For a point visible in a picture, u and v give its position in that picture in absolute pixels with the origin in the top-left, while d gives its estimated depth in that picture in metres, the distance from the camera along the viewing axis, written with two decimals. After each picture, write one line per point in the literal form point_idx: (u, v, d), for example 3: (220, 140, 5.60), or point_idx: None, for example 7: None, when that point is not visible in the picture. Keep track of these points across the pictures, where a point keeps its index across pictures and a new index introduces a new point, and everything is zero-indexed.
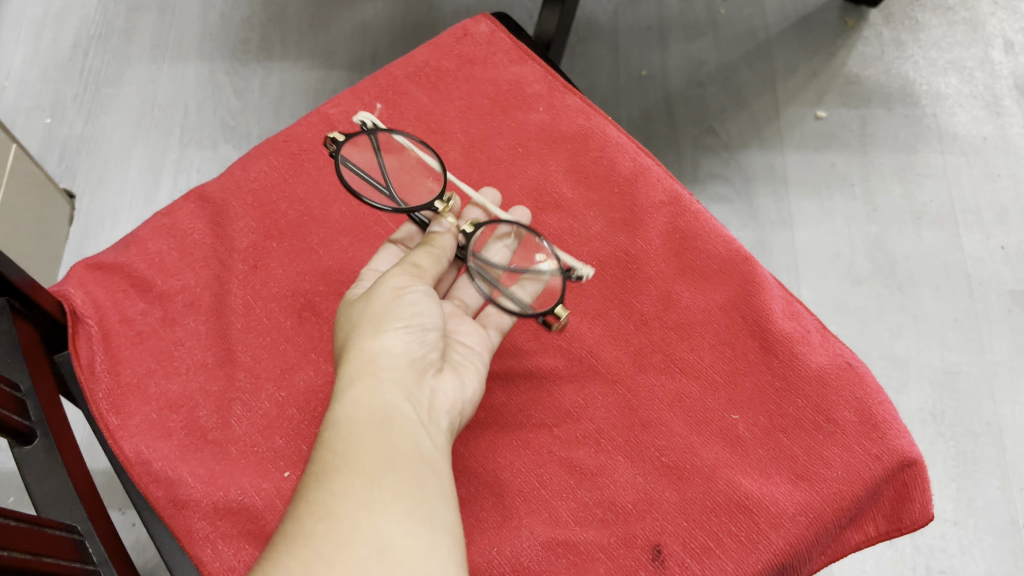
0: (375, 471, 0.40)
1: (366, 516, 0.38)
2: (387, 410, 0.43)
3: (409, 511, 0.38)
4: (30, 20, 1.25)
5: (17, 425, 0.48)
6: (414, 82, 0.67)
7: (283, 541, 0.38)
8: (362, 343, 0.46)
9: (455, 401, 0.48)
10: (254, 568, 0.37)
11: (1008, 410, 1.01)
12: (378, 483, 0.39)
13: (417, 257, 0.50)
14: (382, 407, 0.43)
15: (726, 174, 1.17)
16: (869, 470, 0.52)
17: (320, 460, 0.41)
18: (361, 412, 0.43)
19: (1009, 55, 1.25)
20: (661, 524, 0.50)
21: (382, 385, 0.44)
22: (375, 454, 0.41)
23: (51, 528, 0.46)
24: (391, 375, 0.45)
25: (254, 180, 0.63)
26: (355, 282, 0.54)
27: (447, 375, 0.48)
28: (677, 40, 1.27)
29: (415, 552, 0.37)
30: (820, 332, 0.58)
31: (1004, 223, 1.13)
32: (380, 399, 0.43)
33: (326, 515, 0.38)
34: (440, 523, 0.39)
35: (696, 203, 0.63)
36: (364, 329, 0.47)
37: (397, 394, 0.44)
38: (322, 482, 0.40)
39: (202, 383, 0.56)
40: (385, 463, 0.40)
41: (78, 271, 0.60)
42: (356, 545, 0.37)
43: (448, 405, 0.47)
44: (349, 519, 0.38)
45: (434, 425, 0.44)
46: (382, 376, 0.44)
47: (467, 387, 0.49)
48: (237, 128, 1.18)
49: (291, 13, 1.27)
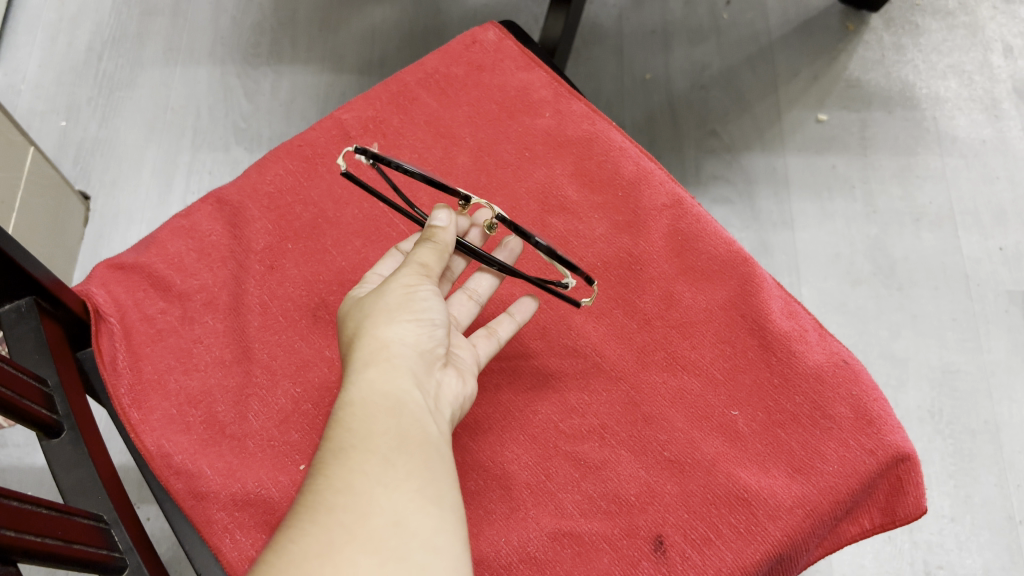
0: (390, 452, 0.42)
1: (383, 493, 0.40)
2: (399, 395, 0.45)
3: (422, 492, 0.41)
4: (45, 24, 1.27)
5: (45, 418, 0.50)
6: (424, 88, 0.69)
7: (303, 511, 0.39)
8: (374, 331, 0.48)
9: (457, 395, 0.50)
10: (274, 535, 0.38)
11: (1005, 409, 1.03)
12: (394, 463, 0.41)
13: (420, 253, 0.52)
14: (394, 393, 0.45)
15: (728, 175, 1.19)
16: (864, 464, 0.54)
17: (335, 437, 0.43)
18: (375, 394, 0.45)
19: (1008, 59, 1.27)
20: (663, 516, 0.52)
21: (395, 372, 0.46)
22: (389, 436, 0.43)
23: (79, 516, 0.48)
24: (402, 364, 0.47)
25: (270, 183, 0.65)
26: (359, 284, 0.56)
27: (450, 370, 0.51)
28: (680, 45, 1.29)
29: (429, 529, 0.39)
30: (818, 331, 0.60)
31: (1002, 225, 1.15)
32: (392, 384, 0.45)
33: (345, 489, 0.40)
34: (449, 503, 0.41)
35: (697, 206, 0.65)
36: (375, 317, 0.49)
37: (408, 382, 0.46)
38: (340, 458, 0.41)
39: (220, 379, 0.58)
40: (398, 445, 0.42)
41: (100, 271, 0.62)
42: (375, 517, 0.39)
43: (452, 398, 0.49)
44: (367, 494, 0.39)
45: (439, 415, 0.47)
46: (394, 364, 0.46)
47: (468, 385, 0.52)
48: (248, 131, 1.20)
49: (301, 18, 1.29)
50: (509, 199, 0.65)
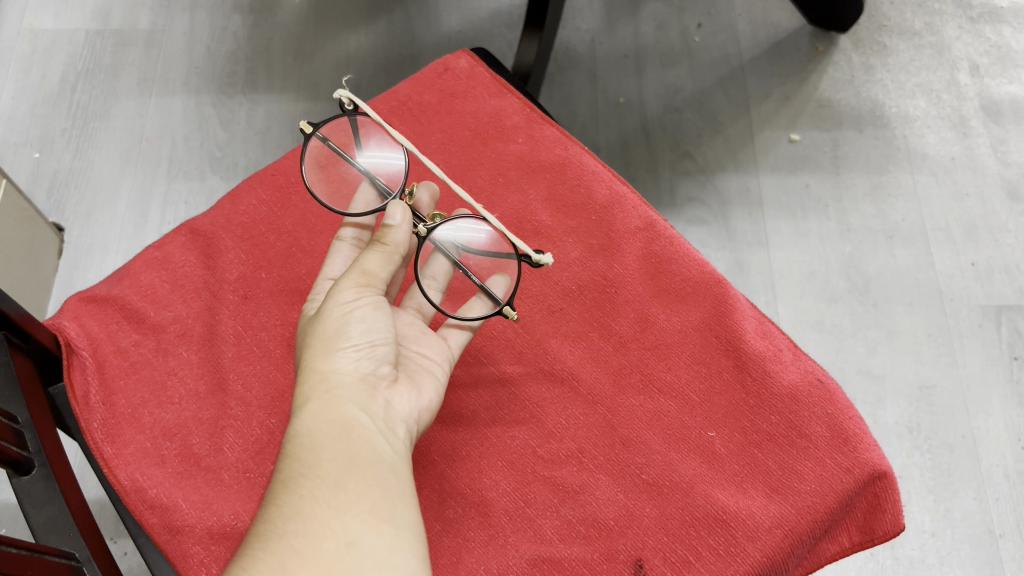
0: (339, 477, 0.44)
1: (335, 516, 0.42)
2: (346, 421, 0.47)
3: (375, 512, 0.43)
4: (19, 56, 1.27)
5: (16, 456, 0.49)
6: (398, 116, 0.70)
7: (256, 539, 0.42)
8: (312, 366, 0.49)
9: (411, 410, 0.51)
10: (230, 564, 0.41)
11: (982, 422, 1.04)
12: (343, 488, 0.44)
13: (368, 261, 0.53)
14: (339, 420, 0.47)
15: (702, 197, 1.21)
16: (841, 483, 0.54)
17: (285, 468, 0.45)
18: (321, 424, 0.47)
19: (974, 77, 1.30)
20: (642, 539, 0.53)
21: (337, 402, 0.48)
22: (338, 461, 0.45)
23: (51, 555, 0.47)
24: (344, 393, 0.48)
25: (243, 213, 0.65)
26: (312, 291, 0.58)
27: (402, 385, 0.51)
28: (652, 68, 1.31)
29: (383, 548, 0.42)
30: (793, 350, 0.61)
31: (973, 241, 1.17)
32: (335, 413, 0.47)
33: (296, 515, 0.42)
34: (403, 521, 0.44)
35: (670, 228, 0.65)
36: (313, 345, 0.50)
37: (353, 407, 0.48)
38: (291, 487, 0.44)
39: (195, 412, 0.57)
40: (348, 469, 0.45)
41: (72, 304, 0.61)
42: (326, 539, 0.41)
43: (405, 414, 0.50)
44: (318, 518, 0.42)
45: (391, 433, 0.48)
46: (333, 396, 0.48)
47: (423, 397, 0.52)
48: (223, 160, 1.21)
49: (276, 47, 1.30)
50: None
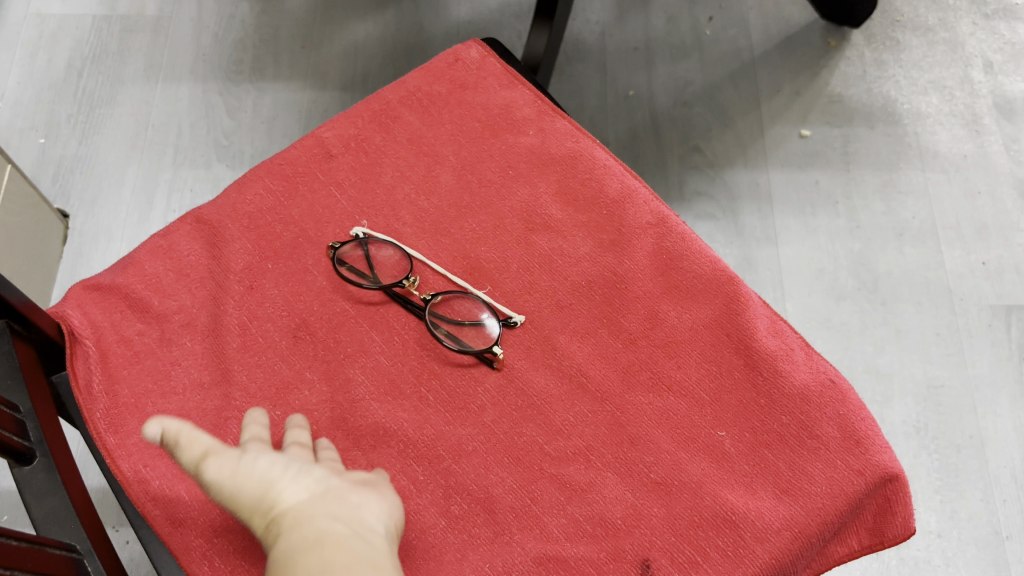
0: None
1: None
2: (323, 539, 0.42)
3: None
4: (24, 41, 1.26)
5: (17, 446, 0.49)
6: (407, 106, 0.69)
7: None
8: (261, 513, 0.45)
9: (381, 512, 0.47)
10: None
11: (990, 423, 1.03)
12: None
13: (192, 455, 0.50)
14: (316, 543, 0.42)
15: (712, 191, 1.19)
16: (852, 485, 0.54)
17: None
18: (299, 551, 0.42)
19: (988, 74, 1.28)
20: (650, 539, 0.52)
21: (306, 528, 0.43)
22: None
23: (52, 548, 0.46)
24: (308, 516, 0.44)
25: (250, 203, 0.64)
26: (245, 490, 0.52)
27: (361, 492, 0.48)
28: (662, 61, 1.29)
29: None
30: (804, 350, 0.60)
31: (984, 240, 1.16)
32: (308, 538, 0.42)
33: None
34: None
35: (682, 224, 0.65)
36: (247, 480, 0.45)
37: (323, 526, 0.43)
38: None
39: (198, 403, 0.57)
40: None
41: (76, 293, 0.60)
42: None
43: (377, 515, 0.46)
44: None
45: (371, 539, 0.44)
46: (299, 522, 0.44)
47: (387, 498, 0.49)
48: (229, 148, 1.20)
49: (283, 35, 1.29)
50: (492, 218, 0.64)
